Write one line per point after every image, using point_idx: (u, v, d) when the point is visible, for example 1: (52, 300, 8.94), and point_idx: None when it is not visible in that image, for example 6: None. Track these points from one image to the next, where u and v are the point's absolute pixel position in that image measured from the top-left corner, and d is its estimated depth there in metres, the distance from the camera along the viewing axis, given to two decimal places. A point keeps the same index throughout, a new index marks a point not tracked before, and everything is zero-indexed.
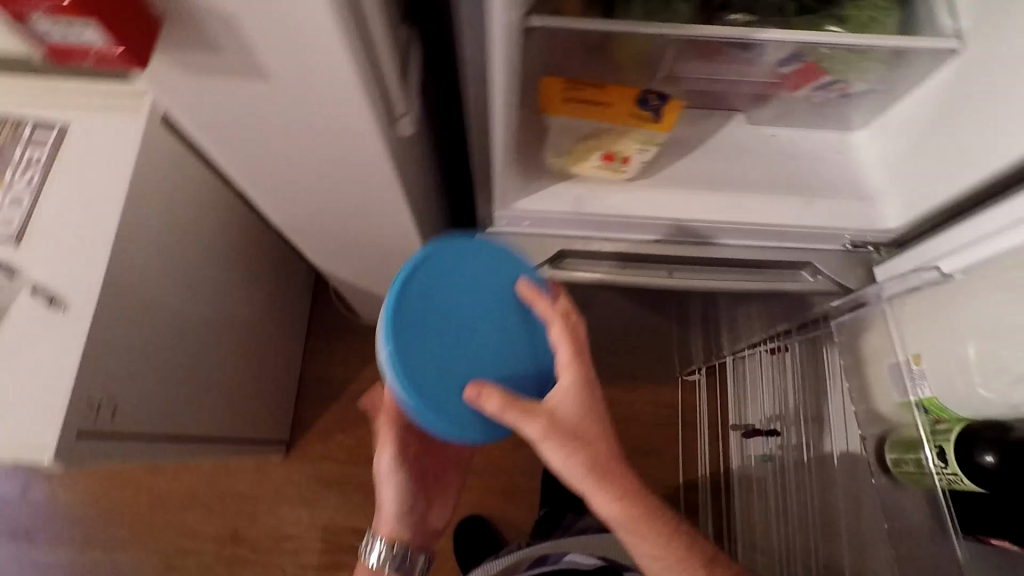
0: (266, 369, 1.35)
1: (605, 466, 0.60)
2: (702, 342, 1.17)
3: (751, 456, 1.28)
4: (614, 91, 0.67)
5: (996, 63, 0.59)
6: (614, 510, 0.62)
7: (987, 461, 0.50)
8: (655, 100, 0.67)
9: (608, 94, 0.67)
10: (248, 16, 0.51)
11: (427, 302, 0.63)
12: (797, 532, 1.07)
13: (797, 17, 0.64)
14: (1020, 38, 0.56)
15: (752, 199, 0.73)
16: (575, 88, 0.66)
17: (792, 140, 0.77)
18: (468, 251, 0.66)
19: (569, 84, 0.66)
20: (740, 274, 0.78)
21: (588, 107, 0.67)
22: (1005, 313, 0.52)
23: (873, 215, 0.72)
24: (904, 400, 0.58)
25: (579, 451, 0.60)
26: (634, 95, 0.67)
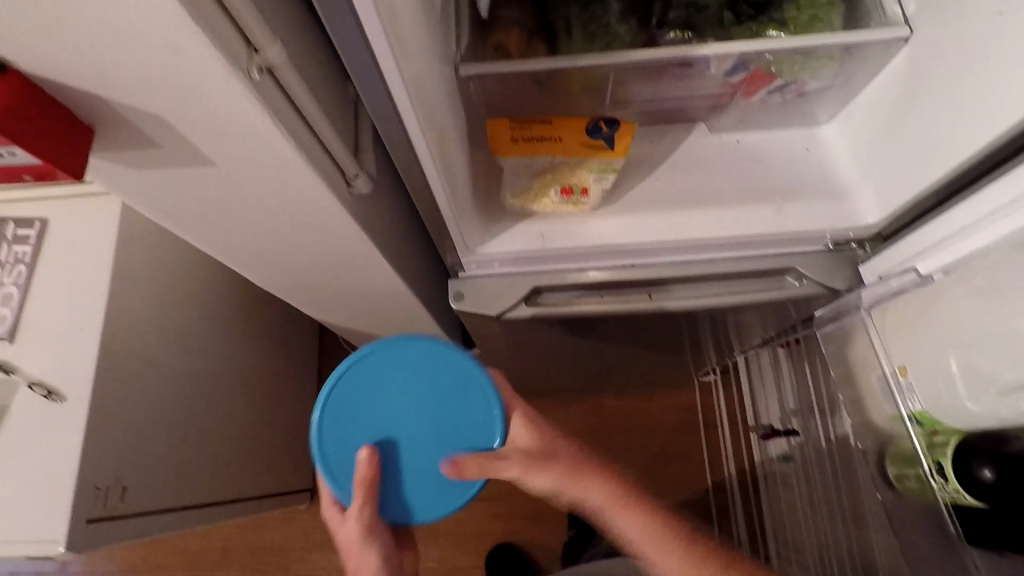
0: (279, 423, 1.35)
1: (574, 462, 0.69)
2: (709, 348, 1.14)
3: (773, 455, 1.24)
4: (562, 125, 0.67)
5: (946, 48, 0.56)
6: (603, 497, 0.69)
7: (985, 476, 0.53)
8: (606, 128, 0.66)
9: (556, 128, 0.67)
10: (178, 112, 0.51)
11: (358, 395, 0.67)
12: (828, 533, 1.02)
13: (737, 26, 0.63)
14: (963, 21, 0.54)
15: (720, 210, 0.70)
16: (521, 126, 0.66)
17: (758, 144, 0.75)
18: (409, 349, 0.68)
19: (514, 124, 0.66)
20: (721, 287, 0.75)
21: (537, 143, 0.66)
22: (984, 322, 0.53)
23: (851, 211, 0.69)
24: (896, 413, 0.62)
25: (550, 462, 0.68)
26: (584, 126, 0.66)
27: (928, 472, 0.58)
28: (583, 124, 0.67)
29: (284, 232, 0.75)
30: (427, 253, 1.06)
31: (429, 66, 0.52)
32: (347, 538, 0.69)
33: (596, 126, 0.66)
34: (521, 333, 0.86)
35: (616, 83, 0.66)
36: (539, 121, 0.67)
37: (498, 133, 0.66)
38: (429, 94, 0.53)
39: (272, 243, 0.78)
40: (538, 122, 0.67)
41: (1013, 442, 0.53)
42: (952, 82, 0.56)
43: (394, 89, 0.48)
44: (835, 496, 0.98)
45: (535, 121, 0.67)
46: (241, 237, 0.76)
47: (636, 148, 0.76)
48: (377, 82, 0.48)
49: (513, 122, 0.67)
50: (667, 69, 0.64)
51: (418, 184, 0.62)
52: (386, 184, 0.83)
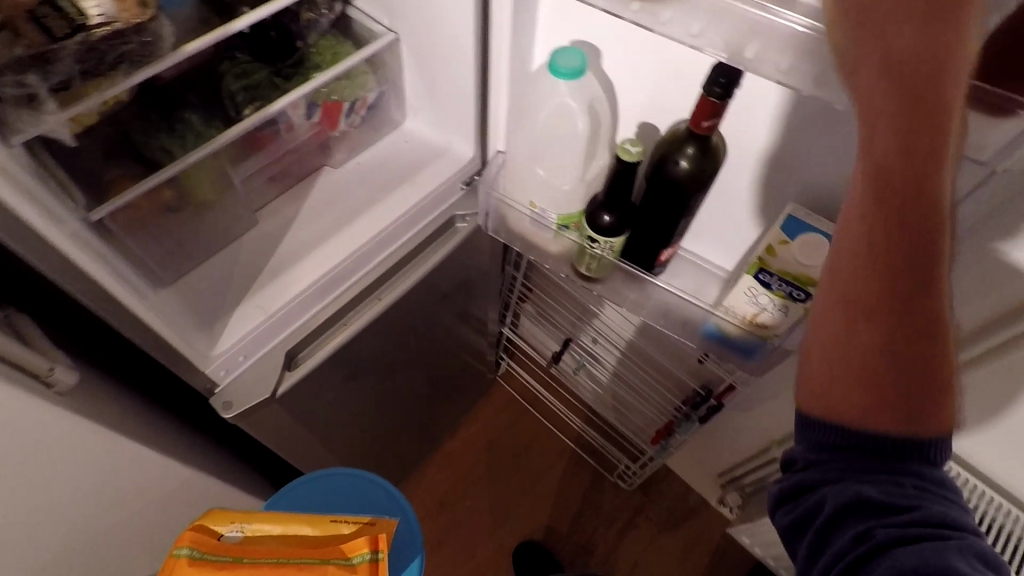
0: None
1: (851, 313, 0.37)
2: (467, 329, 1.34)
3: (569, 368, 1.53)
4: (281, 560, 0.66)
5: (411, 20, 0.78)
6: (846, 321, 0.38)
7: (607, 221, 0.68)
8: (344, 557, 0.68)
9: (282, 553, 0.68)
10: None
11: (352, 490, 0.92)
12: (644, 386, 1.29)
13: (287, 83, 0.80)
14: (402, 8, 0.78)
15: (379, 206, 0.88)
16: (204, 568, 0.64)
17: (370, 158, 0.94)
18: (391, 503, 0.91)
19: (206, 549, 0.66)
20: (413, 262, 0.91)
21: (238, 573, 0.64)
22: (535, 131, 0.66)
23: (457, 157, 0.92)
24: (557, 222, 0.71)
25: (836, 355, 0.39)
26: (316, 557, 0.68)
27: (602, 251, 0.70)
28: (320, 551, 0.69)
29: (25, 481, 0.67)
30: (184, 427, 1.00)
31: (82, 228, 0.59)
32: (845, 351, 0.38)
33: (338, 552, 0.69)
34: (312, 401, 0.91)
35: (230, 161, 0.80)
36: (281, 517, 0.73)
37: (200, 536, 0.68)
38: (96, 252, 0.60)
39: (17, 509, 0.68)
40: (262, 534, 0.71)
41: (597, 194, 0.69)
42: (434, 35, 0.77)
43: (73, 256, 0.54)
44: (628, 360, 1.27)
45: (257, 528, 0.72)
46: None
47: (288, 209, 0.89)
48: (57, 257, 0.53)
49: (236, 517, 0.72)
50: (258, 131, 0.81)
51: (142, 331, 0.65)
52: (87, 373, 0.79)
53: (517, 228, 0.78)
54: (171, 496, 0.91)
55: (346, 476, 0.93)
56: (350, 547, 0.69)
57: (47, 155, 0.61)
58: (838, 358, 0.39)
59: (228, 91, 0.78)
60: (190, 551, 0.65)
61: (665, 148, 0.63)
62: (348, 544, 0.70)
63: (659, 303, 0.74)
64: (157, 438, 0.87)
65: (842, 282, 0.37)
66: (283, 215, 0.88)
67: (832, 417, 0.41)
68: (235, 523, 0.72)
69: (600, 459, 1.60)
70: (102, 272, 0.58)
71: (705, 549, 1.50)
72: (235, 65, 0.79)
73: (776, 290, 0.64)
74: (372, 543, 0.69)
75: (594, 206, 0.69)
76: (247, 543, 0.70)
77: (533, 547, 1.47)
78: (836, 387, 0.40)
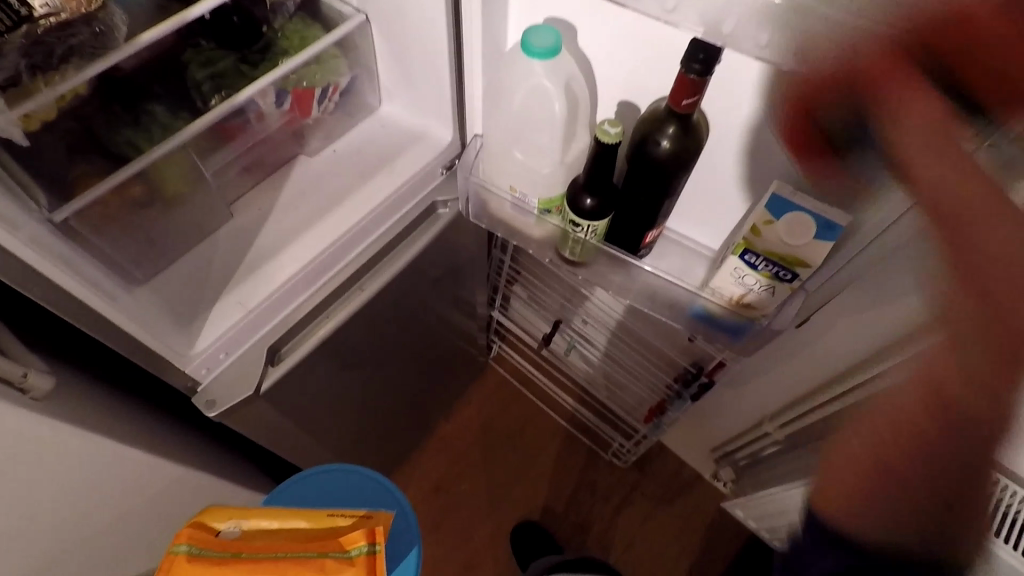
0: None
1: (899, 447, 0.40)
2: (457, 314, 1.33)
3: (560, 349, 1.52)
4: (279, 557, 0.65)
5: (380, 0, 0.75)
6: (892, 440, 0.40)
7: (590, 203, 0.66)
8: (341, 550, 0.67)
9: (279, 548, 0.67)
10: None
11: (348, 484, 0.92)
12: (635, 366, 1.28)
13: (254, 70, 0.77)
14: None
15: (358, 194, 0.85)
16: (200, 564, 0.62)
17: (346, 145, 0.91)
18: (387, 496, 0.91)
19: (203, 545, 0.65)
20: (395, 250, 0.89)
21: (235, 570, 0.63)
22: (512, 113, 0.64)
23: (436, 141, 0.89)
24: (538, 206, 0.69)
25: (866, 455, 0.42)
26: (313, 551, 0.66)
27: (586, 235, 0.69)
28: (317, 545, 0.68)
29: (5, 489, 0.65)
30: (172, 424, 0.99)
31: (40, 229, 0.57)
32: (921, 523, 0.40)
33: (335, 545, 0.68)
34: (299, 395, 0.90)
35: (199, 153, 0.78)
36: (280, 512, 0.72)
37: (199, 533, 0.67)
38: (59, 255, 0.58)
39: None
40: (259, 530, 0.70)
41: (578, 176, 0.68)
42: (404, 16, 0.74)
43: (30, 259, 0.53)
44: (619, 340, 1.27)
45: (255, 523, 0.71)
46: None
47: (264, 200, 0.86)
48: (14, 261, 0.52)
49: (234, 512, 0.71)
50: (227, 122, 0.78)
51: (112, 333, 0.64)
52: (66, 376, 0.77)
53: (499, 213, 0.76)
54: (162, 494, 0.91)
55: (342, 471, 0.92)
56: (347, 541, 0.68)
57: (9, 154, 0.59)
58: (870, 468, 0.42)
59: (193, 80, 0.75)
60: (188, 548, 0.64)
61: (645, 127, 0.61)
62: (345, 537, 0.69)
63: (645, 286, 0.73)
64: (144, 437, 0.86)
65: (911, 406, 0.39)
66: (259, 207, 0.86)
67: (856, 507, 0.43)
68: (235, 517, 0.70)
69: (594, 438, 1.61)
70: (65, 277, 0.56)
71: (700, 523, 1.51)
72: (199, 54, 0.76)
73: (762, 271, 0.63)
74: (369, 536, 0.68)
75: (576, 189, 0.67)
76: (246, 538, 0.69)
77: (531, 527, 1.47)
78: (871, 496, 0.42)
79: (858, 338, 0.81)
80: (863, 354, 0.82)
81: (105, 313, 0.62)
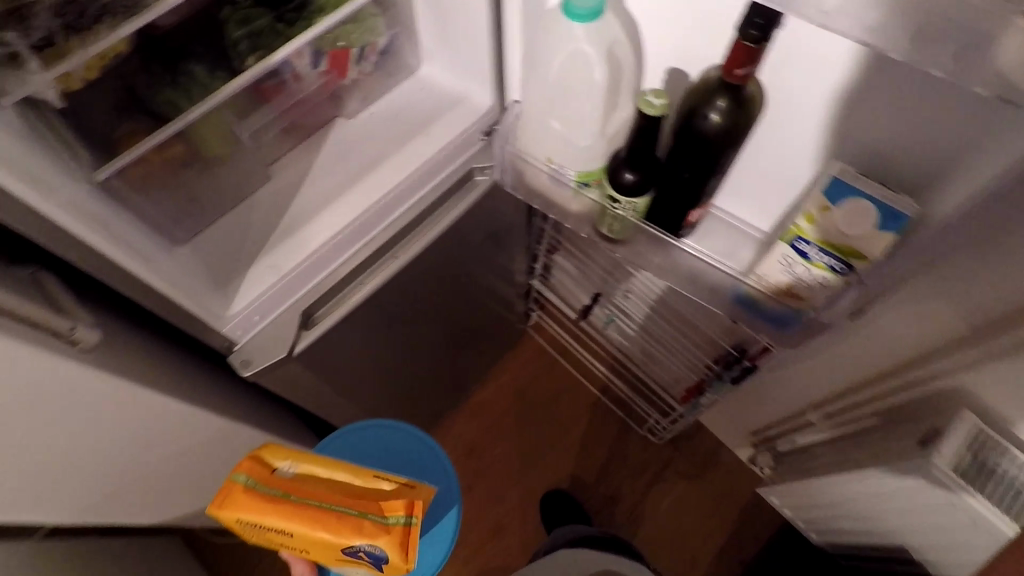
0: None
1: None
2: (496, 282, 1.31)
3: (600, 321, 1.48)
4: (322, 505, 0.62)
5: None
6: None
7: (629, 178, 0.62)
8: (381, 515, 0.63)
9: (326, 497, 0.63)
10: None
11: (396, 442, 0.92)
12: (676, 345, 1.24)
13: (291, 29, 0.75)
14: None
15: (395, 158, 0.84)
16: (252, 498, 0.60)
17: (385, 108, 0.89)
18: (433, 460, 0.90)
19: (259, 479, 0.63)
20: (431, 216, 0.88)
21: (278, 515, 0.60)
22: (550, 79, 0.60)
23: (475, 106, 0.86)
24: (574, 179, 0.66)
25: None
26: (356, 509, 0.62)
27: (624, 212, 0.65)
28: (361, 502, 0.64)
29: (54, 434, 0.69)
30: (217, 376, 1.02)
31: (75, 190, 0.58)
32: None
33: (376, 508, 0.63)
34: (334, 358, 0.91)
35: (238, 114, 0.78)
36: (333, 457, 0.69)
37: (255, 468, 0.64)
38: (95, 217, 0.59)
39: (51, 459, 0.71)
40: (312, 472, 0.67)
41: (619, 149, 0.63)
42: None
43: (62, 222, 0.54)
44: (662, 319, 1.22)
45: (311, 468, 0.66)
46: (8, 479, 0.68)
47: (302, 163, 0.86)
48: (45, 223, 0.53)
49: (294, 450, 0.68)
50: (264, 83, 0.77)
51: (146, 292, 0.65)
52: (115, 327, 0.81)
53: (535, 184, 0.73)
54: (206, 442, 0.95)
55: (393, 429, 0.92)
56: (387, 506, 0.63)
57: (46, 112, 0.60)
58: None
59: (230, 39, 0.74)
60: (241, 480, 0.62)
61: (693, 99, 0.56)
62: (386, 500, 0.64)
63: (687, 269, 0.69)
64: (188, 388, 0.89)
65: None
66: (298, 170, 0.86)
67: None
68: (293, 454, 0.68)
69: (630, 411, 1.59)
70: (93, 233, 0.57)
71: (735, 505, 1.48)
72: (237, 11, 0.73)
73: (816, 262, 0.58)
74: (409, 506, 0.63)
75: (615, 162, 0.63)
76: (301, 481, 0.65)
77: (563, 496, 1.48)
78: None
79: (917, 334, 0.75)
80: (925, 349, 0.76)
81: (139, 272, 0.63)
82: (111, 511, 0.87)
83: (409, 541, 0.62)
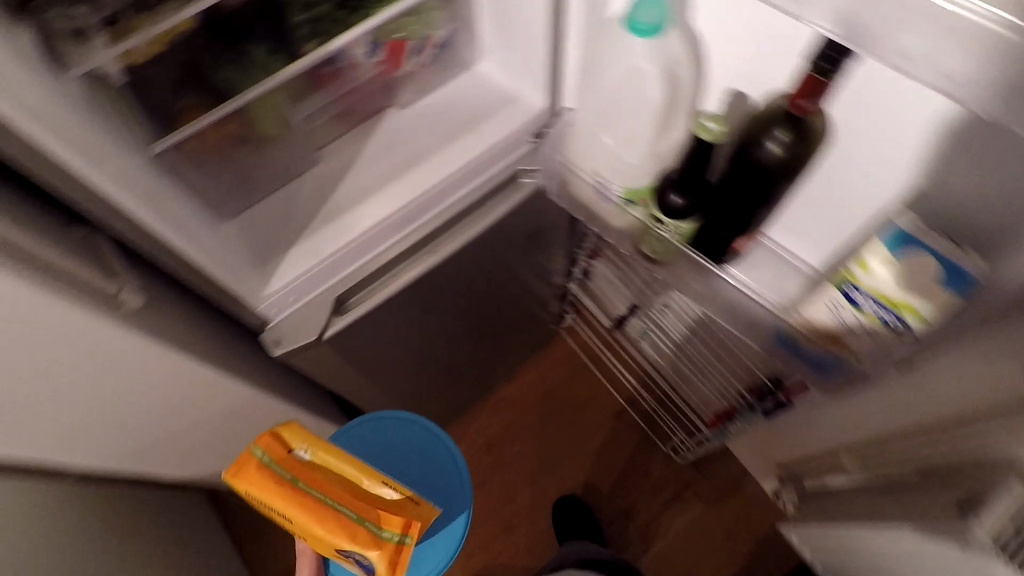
0: None
1: None
2: (532, 281, 1.30)
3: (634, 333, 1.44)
4: (326, 500, 0.62)
5: None
6: None
7: (677, 200, 0.60)
8: (377, 526, 0.63)
9: (332, 492, 0.64)
10: None
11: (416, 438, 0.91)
12: (710, 369, 1.20)
13: (351, 18, 0.75)
14: None
15: (441, 154, 0.83)
16: (264, 476, 0.62)
17: (438, 101, 0.89)
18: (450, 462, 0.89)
19: (275, 458, 0.64)
20: (473, 215, 0.87)
21: (282, 500, 0.61)
22: (604, 93, 0.59)
23: (528, 107, 0.85)
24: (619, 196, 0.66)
25: None
26: (356, 514, 0.63)
27: (667, 235, 0.63)
28: (363, 505, 0.64)
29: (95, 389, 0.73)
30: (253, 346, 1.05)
31: (126, 161, 0.59)
32: None
33: (375, 517, 0.63)
34: (363, 344, 0.92)
35: (292, 97, 0.78)
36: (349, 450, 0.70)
37: (275, 445, 0.65)
38: (145, 190, 0.61)
39: (88, 413, 0.75)
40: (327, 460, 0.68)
41: (669, 169, 0.62)
42: None
43: (108, 193, 0.55)
44: (700, 343, 1.17)
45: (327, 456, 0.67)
46: (48, 427, 0.71)
47: (351, 149, 0.87)
48: (93, 194, 0.54)
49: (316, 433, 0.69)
50: (321, 68, 0.78)
51: (186, 265, 0.67)
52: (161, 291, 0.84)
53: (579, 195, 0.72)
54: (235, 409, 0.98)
55: (414, 425, 0.92)
56: (386, 519, 0.63)
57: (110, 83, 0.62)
58: None
59: (291, 23, 0.73)
60: (257, 455, 0.63)
61: (753, 128, 0.53)
62: (387, 511, 0.64)
63: (726, 298, 0.66)
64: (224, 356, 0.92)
65: None
66: (347, 156, 0.86)
67: None
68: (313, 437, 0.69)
69: (656, 428, 1.54)
70: (138, 206, 0.59)
71: (752, 536, 1.44)
72: None
73: (867, 312, 0.54)
74: (406, 525, 0.63)
75: (665, 182, 0.61)
76: (313, 469, 0.66)
77: (577, 504, 1.47)
78: None
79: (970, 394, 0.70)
80: (977, 412, 0.71)
81: (180, 246, 0.65)
82: (140, 465, 0.92)
83: (396, 561, 0.62)
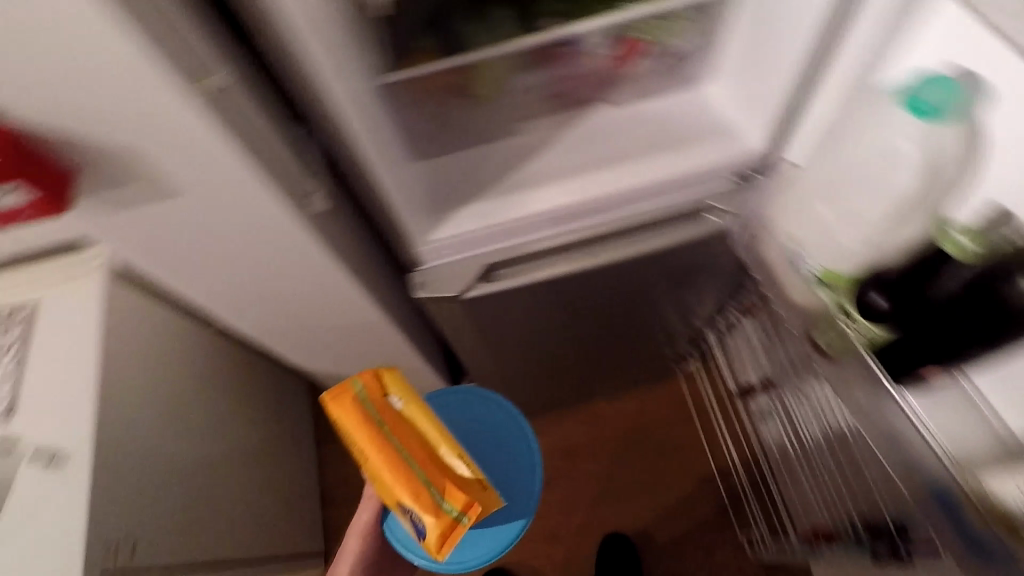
0: (287, 495, 1.27)
1: None
2: (672, 315, 1.24)
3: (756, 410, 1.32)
4: (403, 452, 0.65)
5: None
6: None
7: (878, 302, 0.61)
8: (440, 497, 0.64)
9: (409, 447, 0.66)
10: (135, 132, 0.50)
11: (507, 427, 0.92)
12: (828, 484, 1.06)
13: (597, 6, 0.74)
14: None
15: (636, 162, 0.81)
16: (356, 410, 0.66)
17: (653, 110, 0.86)
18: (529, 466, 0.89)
19: (371, 396, 0.68)
20: (647, 233, 0.85)
21: (366, 439, 0.65)
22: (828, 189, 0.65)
23: (742, 145, 0.79)
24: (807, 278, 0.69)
25: None
26: (425, 477, 0.64)
27: (852, 329, 0.64)
28: (434, 471, 0.65)
29: None
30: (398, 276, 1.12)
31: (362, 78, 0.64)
32: None
33: (441, 486, 0.65)
34: (493, 315, 0.93)
35: (519, 65, 0.80)
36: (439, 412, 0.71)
37: (377, 384, 0.69)
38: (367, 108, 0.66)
39: None
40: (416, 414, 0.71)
41: (883, 269, 0.62)
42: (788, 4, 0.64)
43: (338, 101, 0.60)
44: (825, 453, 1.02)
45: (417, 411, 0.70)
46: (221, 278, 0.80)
47: (552, 130, 0.87)
48: (326, 97, 0.59)
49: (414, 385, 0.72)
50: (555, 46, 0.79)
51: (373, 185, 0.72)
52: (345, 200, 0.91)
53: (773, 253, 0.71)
54: None
55: (510, 414, 0.92)
56: (451, 492, 0.64)
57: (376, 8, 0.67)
58: None
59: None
60: (358, 389, 0.68)
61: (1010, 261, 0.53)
62: (454, 486, 0.65)
63: (887, 425, 0.61)
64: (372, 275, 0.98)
65: None
66: (546, 135, 0.87)
67: None
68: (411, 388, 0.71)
69: (739, 509, 1.44)
70: (356, 121, 0.64)
71: None
72: None
73: None
74: (467, 506, 0.64)
75: (863, 284, 0.63)
76: (401, 419, 0.68)
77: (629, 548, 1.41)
78: None
79: None
80: None
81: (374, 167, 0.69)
82: (268, 340, 1.01)
83: (447, 536, 0.64)
